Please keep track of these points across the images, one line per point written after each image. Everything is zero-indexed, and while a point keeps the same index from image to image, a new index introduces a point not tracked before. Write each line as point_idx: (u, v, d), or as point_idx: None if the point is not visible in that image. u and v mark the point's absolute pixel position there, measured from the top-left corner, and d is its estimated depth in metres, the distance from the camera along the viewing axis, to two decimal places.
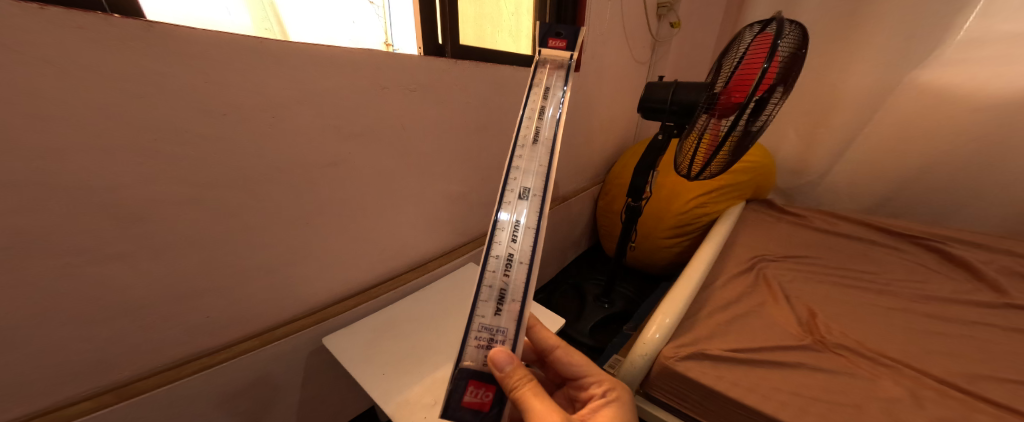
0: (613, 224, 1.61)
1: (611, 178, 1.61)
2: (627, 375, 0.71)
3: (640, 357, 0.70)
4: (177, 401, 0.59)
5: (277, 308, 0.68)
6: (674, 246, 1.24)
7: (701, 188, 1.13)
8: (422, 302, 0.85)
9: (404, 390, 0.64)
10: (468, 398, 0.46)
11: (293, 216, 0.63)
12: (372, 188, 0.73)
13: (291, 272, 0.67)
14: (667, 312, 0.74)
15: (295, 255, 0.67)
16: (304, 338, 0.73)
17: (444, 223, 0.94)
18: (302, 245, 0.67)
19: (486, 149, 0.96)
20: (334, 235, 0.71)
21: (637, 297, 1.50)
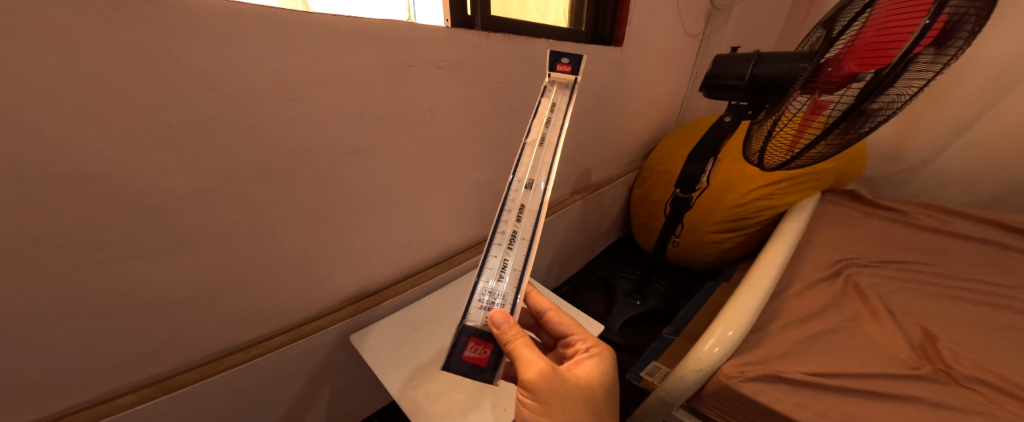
0: (651, 214, 1.48)
1: (650, 164, 1.47)
2: (676, 391, 0.62)
3: (694, 373, 0.59)
4: (214, 395, 0.57)
5: (307, 304, 0.64)
6: (725, 241, 1.10)
7: (766, 178, 0.98)
8: (449, 299, 0.79)
9: (431, 399, 0.58)
10: (471, 355, 0.40)
11: (321, 207, 0.58)
12: (397, 176, 0.67)
13: (320, 267, 0.63)
14: (732, 324, 0.61)
15: (324, 250, 0.62)
16: (338, 331, 0.69)
17: (474, 213, 0.87)
18: (331, 239, 0.62)
19: (516, 134, 0.87)
20: (362, 228, 0.66)
21: (674, 295, 1.37)
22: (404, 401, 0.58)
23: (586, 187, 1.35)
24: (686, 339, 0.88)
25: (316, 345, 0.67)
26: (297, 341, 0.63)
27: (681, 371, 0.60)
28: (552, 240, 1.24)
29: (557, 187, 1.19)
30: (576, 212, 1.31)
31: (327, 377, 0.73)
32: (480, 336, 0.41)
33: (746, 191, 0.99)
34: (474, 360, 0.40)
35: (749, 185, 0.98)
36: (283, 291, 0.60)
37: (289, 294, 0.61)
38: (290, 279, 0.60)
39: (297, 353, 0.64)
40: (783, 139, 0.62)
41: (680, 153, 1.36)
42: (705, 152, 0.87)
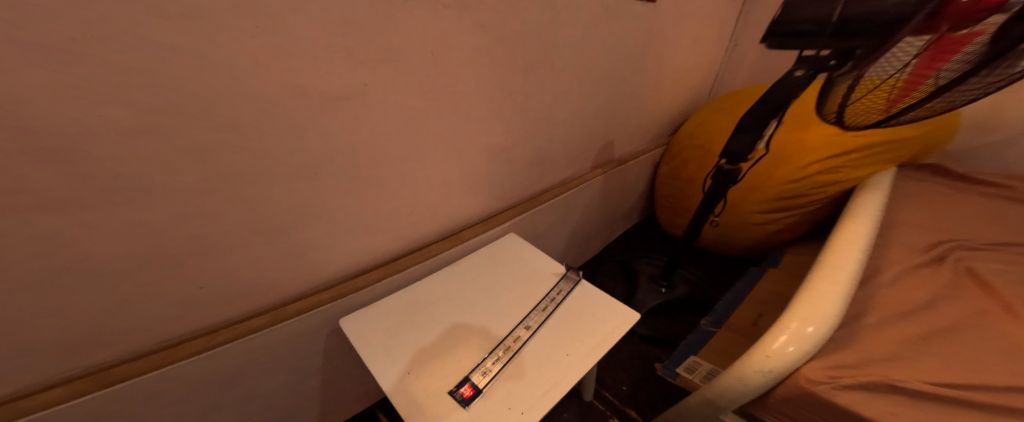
0: (680, 193, 1.30)
1: (680, 135, 1.29)
2: (733, 396, 0.50)
3: (756, 373, 0.47)
4: (174, 388, 0.47)
5: (286, 285, 0.53)
6: (773, 222, 0.97)
7: (833, 148, 0.81)
8: (458, 276, 0.65)
9: (424, 395, 0.47)
10: (462, 392, 0.47)
11: (295, 167, 0.46)
12: (393, 138, 0.55)
13: (297, 242, 0.52)
14: (814, 319, 0.47)
15: (302, 221, 0.50)
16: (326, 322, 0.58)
17: (481, 182, 0.75)
18: (309, 208, 0.50)
19: (534, 95, 0.74)
20: (348, 196, 0.54)
21: (705, 283, 1.22)
22: (396, 399, 0.46)
23: (609, 161, 1.20)
24: (733, 332, 0.75)
25: (300, 337, 0.56)
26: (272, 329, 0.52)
27: (739, 370, 0.48)
28: (568, 223, 1.10)
29: (578, 160, 1.04)
30: (596, 189, 1.16)
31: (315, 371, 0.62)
32: (477, 381, 0.48)
33: (806, 164, 0.83)
34: (462, 397, 0.46)
35: (810, 157, 0.83)
36: (253, 271, 0.49)
37: (259, 274, 0.50)
38: (261, 256, 0.49)
39: (275, 343, 0.54)
40: (875, 100, 0.48)
41: (717, 122, 1.17)
42: (763, 116, 0.71)
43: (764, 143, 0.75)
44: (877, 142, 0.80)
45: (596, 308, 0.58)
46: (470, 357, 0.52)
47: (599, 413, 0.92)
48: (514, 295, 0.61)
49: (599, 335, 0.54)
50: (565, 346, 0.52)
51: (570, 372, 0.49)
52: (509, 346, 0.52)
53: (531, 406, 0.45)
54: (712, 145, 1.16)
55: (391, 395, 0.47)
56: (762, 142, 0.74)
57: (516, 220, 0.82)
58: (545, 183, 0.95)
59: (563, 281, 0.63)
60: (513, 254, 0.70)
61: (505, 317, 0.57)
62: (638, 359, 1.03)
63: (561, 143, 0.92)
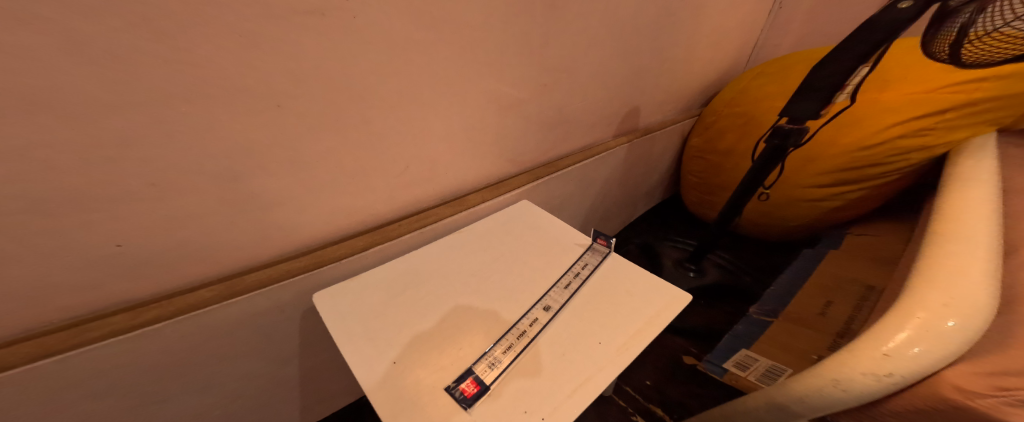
0: (715, 169, 1.08)
1: (715, 101, 1.08)
2: (820, 403, 0.37)
3: (864, 376, 0.34)
4: (88, 382, 0.33)
5: (218, 266, 0.37)
6: (833, 198, 0.83)
7: (929, 104, 0.65)
8: (460, 245, 0.52)
9: (411, 389, 0.33)
10: (463, 388, 0.33)
11: (215, 97, 0.31)
12: (379, 73, 0.41)
13: (225, 210, 0.36)
14: (956, 310, 0.33)
15: (232, 177, 0.35)
16: (284, 316, 0.43)
17: (478, 138, 0.59)
18: (240, 159, 0.35)
19: (560, 37, 0.59)
20: (299, 145, 0.38)
21: (741, 269, 1.08)
22: (372, 395, 0.33)
23: (636, 129, 0.99)
24: (791, 325, 0.70)
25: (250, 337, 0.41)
26: (212, 321, 0.36)
27: (834, 368, 0.36)
28: (584, 201, 0.93)
29: (601, 123, 0.84)
30: (619, 162, 0.98)
31: (272, 383, 0.48)
32: (482, 376, 0.35)
33: (886, 126, 0.69)
34: (463, 396, 0.33)
35: (892, 117, 0.68)
36: (160, 252, 0.34)
37: (170, 253, 0.34)
38: (173, 228, 0.33)
39: (216, 346, 0.39)
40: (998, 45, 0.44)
41: (762, 87, 0.96)
42: (856, 59, 0.54)
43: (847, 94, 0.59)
44: (991, 95, 0.63)
45: (632, 286, 0.46)
46: (475, 343, 0.39)
47: (619, 415, 0.77)
48: (529, 269, 0.49)
49: (641, 317, 0.42)
50: (597, 333, 0.40)
51: (607, 365, 0.37)
52: (523, 331, 0.40)
53: (556, 407, 0.33)
54: (757, 113, 0.95)
55: (366, 390, 0.33)
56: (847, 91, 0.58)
57: (527, 188, 0.69)
58: (560, 149, 0.78)
59: (589, 254, 0.52)
60: (528, 223, 0.58)
61: (518, 295, 0.45)
62: (669, 357, 0.87)
63: (582, 99, 0.74)
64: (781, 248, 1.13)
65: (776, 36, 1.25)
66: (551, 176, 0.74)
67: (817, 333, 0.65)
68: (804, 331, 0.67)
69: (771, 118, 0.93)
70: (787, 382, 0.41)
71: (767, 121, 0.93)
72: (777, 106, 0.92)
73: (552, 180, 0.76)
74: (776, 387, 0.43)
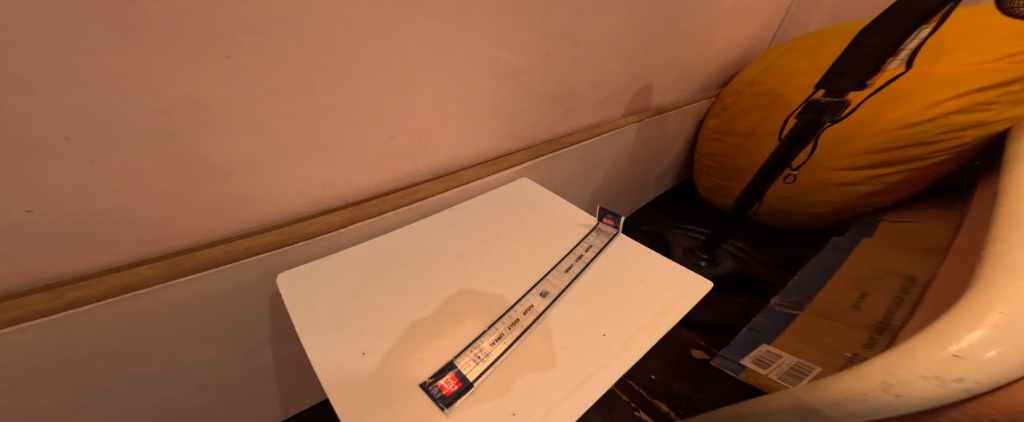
0: (733, 152, 1.00)
1: (736, 80, 0.99)
2: (861, 410, 0.29)
3: (924, 381, 0.27)
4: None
5: (163, 244, 0.33)
6: (868, 182, 0.76)
7: (992, 75, 0.58)
8: (450, 224, 0.47)
9: (382, 387, 0.28)
10: (441, 385, 0.29)
11: (141, 41, 0.25)
12: (349, 25, 0.34)
13: (170, 181, 0.31)
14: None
15: (176, 143, 0.30)
16: (248, 300, 0.38)
17: (475, 111, 0.52)
18: (183, 121, 0.29)
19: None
20: (259, 108, 0.33)
21: (757, 259, 1.01)
22: (330, 391, 0.28)
23: (648, 109, 0.91)
24: (818, 319, 0.65)
25: (207, 324, 0.36)
26: (157, 303, 0.32)
27: (886, 369, 0.29)
28: (589, 183, 0.87)
29: (609, 101, 0.77)
30: (627, 144, 0.91)
31: (241, 375, 0.43)
32: (465, 371, 0.30)
33: (937, 100, 0.62)
34: (441, 394, 0.28)
35: (945, 90, 0.61)
36: (91, 227, 0.29)
37: (101, 230, 0.29)
38: (103, 200, 0.28)
39: (168, 333, 0.34)
40: None
41: (791, 62, 0.88)
42: (916, 19, 0.45)
43: (901, 60, 0.50)
44: None
45: (642, 272, 0.41)
46: (461, 332, 0.34)
47: (622, 411, 0.72)
48: (526, 250, 0.44)
49: (652, 307, 0.37)
50: (600, 323, 0.35)
51: (612, 361, 0.32)
52: (516, 319, 0.35)
53: (550, 409, 0.28)
54: (785, 90, 0.86)
55: (324, 384, 0.28)
56: (901, 56, 0.50)
57: (526, 166, 0.63)
58: (563, 127, 0.71)
59: (594, 235, 0.46)
60: (527, 202, 0.52)
61: (513, 279, 0.40)
62: (677, 351, 0.81)
63: (590, 72, 0.67)
64: (800, 237, 1.06)
65: (805, 11, 1.15)
66: (553, 154, 0.68)
67: (847, 327, 0.60)
68: (833, 325, 0.62)
69: (801, 95, 0.84)
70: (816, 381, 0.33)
71: (795, 100, 0.85)
72: (808, 84, 0.83)
73: (553, 160, 0.70)
74: (800, 385, 0.35)
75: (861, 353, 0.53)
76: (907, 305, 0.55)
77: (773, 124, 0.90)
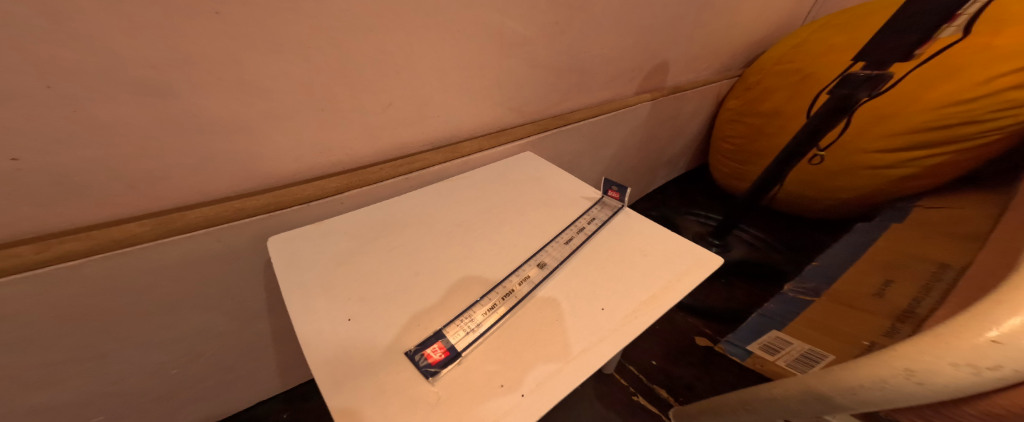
0: (754, 134, 0.94)
1: (763, 59, 0.93)
2: (878, 397, 0.27)
3: (955, 369, 0.24)
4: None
5: (148, 205, 0.32)
6: (905, 165, 0.70)
7: None
8: (448, 194, 0.45)
9: (367, 352, 0.28)
10: (427, 354, 0.28)
11: None
12: None
13: (153, 143, 0.29)
14: None
15: (161, 102, 0.28)
16: (240, 266, 0.37)
17: (478, 82, 0.50)
18: (166, 79, 0.28)
19: None
20: (247, 68, 0.31)
21: (771, 246, 0.97)
22: (311, 356, 0.27)
23: (663, 87, 0.87)
24: (834, 305, 0.62)
25: (200, 287, 0.36)
26: (147, 263, 0.31)
27: (910, 353, 0.26)
28: (596, 164, 0.84)
29: (621, 77, 0.73)
30: (638, 124, 0.86)
31: (236, 343, 0.43)
32: (453, 341, 0.29)
33: (993, 75, 0.57)
34: (426, 363, 0.27)
35: (1002, 63, 0.56)
36: (73, 185, 0.28)
37: (86, 188, 0.28)
38: (84, 159, 0.27)
39: (160, 294, 0.34)
40: None
41: (826, 39, 0.81)
42: None
43: (959, 26, 0.43)
44: None
45: (648, 246, 0.39)
46: (452, 302, 0.32)
47: (620, 395, 0.71)
48: (526, 221, 0.42)
49: (656, 282, 0.35)
50: (599, 297, 0.33)
51: (608, 335, 0.30)
52: (511, 290, 0.34)
53: (540, 382, 0.27)
54: (815, 68, 0.81)
55: (305, 350, 0.27)
56: (959, 22, 0.43)
57: (530, 140, 0.61)
58: (571, 103, 0.68)
59: (598, 208, 0.44)
60: (530, 174, 0.50)
61: (510, 250, 0.38)
62: (682, 337, 0.79)
63: (602, 44, 0.63)
64: (819, 225, 1.01)
65: None
66: (558, 130, 0.65)
67: (865, 315, 0.57)
68: (851, 313, 0.59)
69: (833, 72, 0.78)
70: (832, 368, 0.31)
71: (826, 77, 0.79)
72: (843, 60, 0.77)
73: (558, 137, 0.67)
74: (815, 373, 0.33)
75: (879, 341, 0.50)
76: (935, 294, 0.52)
77: (800, 104, 0.84)
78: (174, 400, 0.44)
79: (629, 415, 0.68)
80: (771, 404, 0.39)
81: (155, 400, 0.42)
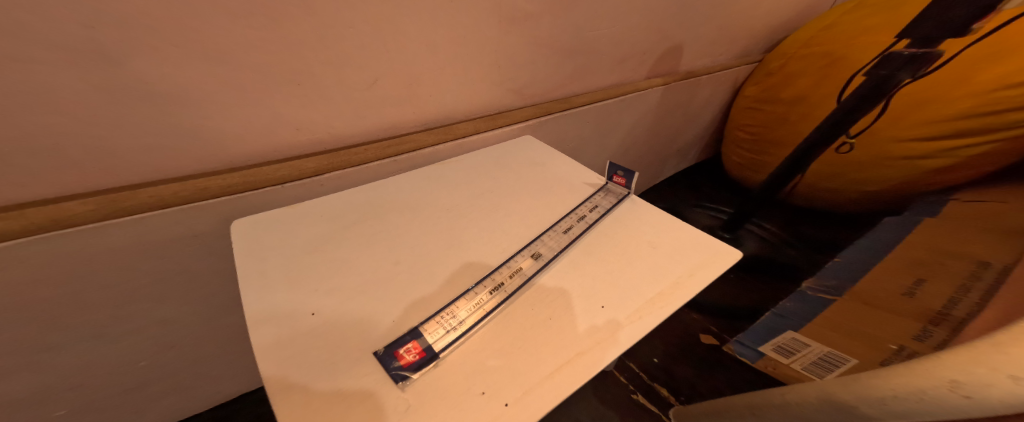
0: (773, 122, 0.88)
1: (787, 42, 0.87)
2: (909, 411, 0.23)
3: (1014, 383, 0.19)
4: None
5: (95, 184, 0.28)
6: (944, 155, 0.64)
7: None
8: (438, 178, 0.42)
9: (329, 352, 0.24)
10: (400, 355, 0.24)
11: None
12: None
13: (101, 115, 0.26)
14: None
15: (106, 68, 0.24)
16: (204, 250, 0.34)
17: (474, 59, 0.45)
18: (110, 42, 0.24)
19: None
20: (209, 34, 0.27)
21: (785, 242, 0.92)
22: (263, 355, 0.23)
23: (676, 72, 0.81)
24: (856, 305, 0.58)
25: (160, 270, 0.33)
26: (94, 244, 0.28)
27: (961, 363, 0.21)
28: (601, 153, 0.79)
29: (632, 59, 0.68)
30: (647, 110, 0.81)
31: (206, 332, 0.41)
32: (432, 340, 0.26)
33: None
34: (397, 365, 0.24)
35: None
36: (5, 161, 0.24)
37: (20, 164, 0.25)
38: (16, 131, 0.24)
39: (117, 277, 0.31)
40: None
41: (860, 19, 0.75)
42: None
43: None
44: None
45: (655, 237, 0.35)
46: (431, 299, 0.29)
47: (619, 393, 0.67)
48: (521, 207, 0.39)
49: (664, 278, 0.31)
50: (600, 293, 0.30)
51: (609, 336, 0.27)
52: (500, 284, 0.30)
53: (529, 389, 0.23)
54: (846, 51, 0.75)
55: (256, 347, 0.24)
56: None
57: (530, 124, 0.56)
58: (577, 86, 0.63)
59: (601, 195, 0.40)
60: (528, 159, 0.46)
61: (504, 239, 0.35)
62: (687, 335, 0.75)
63: (612, 23, 0.58)
64: (839, 219, 0.94)
65: None
66: (560, 114, 0.61)
67: (894, 317, 0.52)
68: (878, 314, 0.54)
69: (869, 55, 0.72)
70: (861, 375, 0.27)
71: (858, 60, 0.73)
72: (881, 42, 0.70)
73: (561, 122, 0.62)
74: (840, 380, 0.29)
75: (910, 346, 0.46)
76: (974, 294, 0.48)
77: (828, 90, 0.78)
78: (142, 390, 0.42)
79: (628, 414, 0.65)
80: (783, 411, 0.35)
81: (121, 388, 0.40)
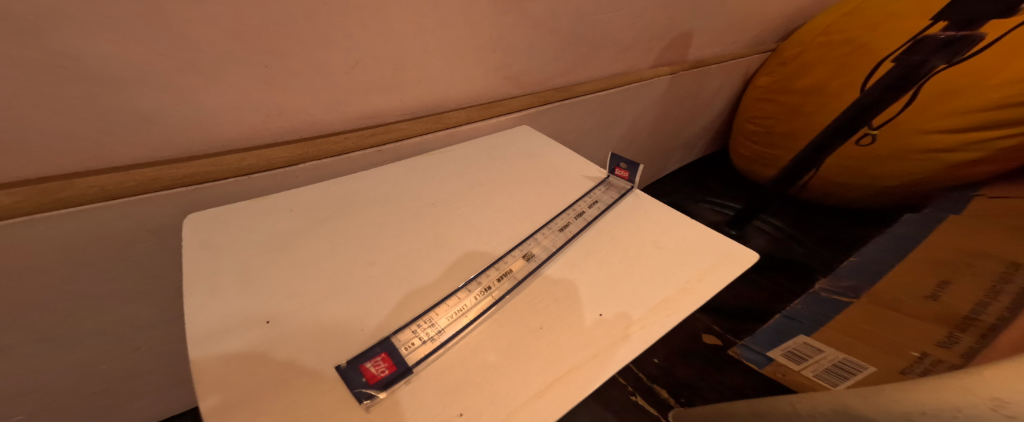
0: (786, 113, 0.84)
1: (804, 30, 0.82)
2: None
3: None
4: None
5: (28, 171, 0.25)
6: (971, 148, 0.60)
7: None
8: (424, 169, 0.39)
9: (283, 360, 0.21)
10: (366, 369, 0.21)
11: None
12: None
13: (26, 96, 0.23)
14: None
15: (24, 42, 0.21)
16: (164, 239, 0.32)
17: (468, 41, 0.42)
18: (25, 12, 0.20)
19: None
20: (151, 5, 0.23)
21: (794, 238, 0.88)
22: (201, 370, 0.20)
23: (684, 61, 0.77)
24: (875, 308, 0.55)
25: (113, 261, 0.31)
26: (33, 236, 0.26)
27: (1004, 380, 0.18)
28: (602, 145, 0.76)
29: (638, 46, 0.64)
30: (653, 100, 0.77)
31: (167, 322, 0.39)
32: (405, 353, 0.22)
33: None
34: (362, 381, 0.21)
35: None
36: None
37: None
38: None
39: (63, 266, 0.29)
40: None
41: (886, 4, 0.70)
42: None
43: None
44: None
45: (662, 237, 0.32)
46: (408, 304, 0.26)
47: (616, 392, 0.65)
48: (512, 201, 0.35)
49: (671, 282, 0.28)
50: (599, 299, 0.27)
51: (608, 348, 0.23)
52: (489, 287, 0.27)
53: (513, 411, 0.20)
54: (869, 38, 0.70)
55: (194, 360, 0.20)
56: None
57: (527, 113, 0.53)
58: (578, 74, 0.59)
59: (603, 189, 0.37)
60: (523, 150, 0.43)
61: (493, 236, 0.31)
62: (688, 333, 0.73)
63: (618, 6, 0.53)
64: (850, 217, 0.91)
65: None
66: (560, 103, 0.57)
67: (916, 322, 0.49)
68: (898, 318, 0.51)
69: (894, 42, 0.67)
70: (886, 389, 0.24)
71: (883, 48, 0.68)
72: (907, 27, 0.66)
73: (560, 112, 0.59)
74: (860, 392, 0.26)
75: (933, 354, 0.43)
76: (1004, 297, 0.44)
77: (847, 81, 0.73)
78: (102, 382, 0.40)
79: (623, 414, 0.62)
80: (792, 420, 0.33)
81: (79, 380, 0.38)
